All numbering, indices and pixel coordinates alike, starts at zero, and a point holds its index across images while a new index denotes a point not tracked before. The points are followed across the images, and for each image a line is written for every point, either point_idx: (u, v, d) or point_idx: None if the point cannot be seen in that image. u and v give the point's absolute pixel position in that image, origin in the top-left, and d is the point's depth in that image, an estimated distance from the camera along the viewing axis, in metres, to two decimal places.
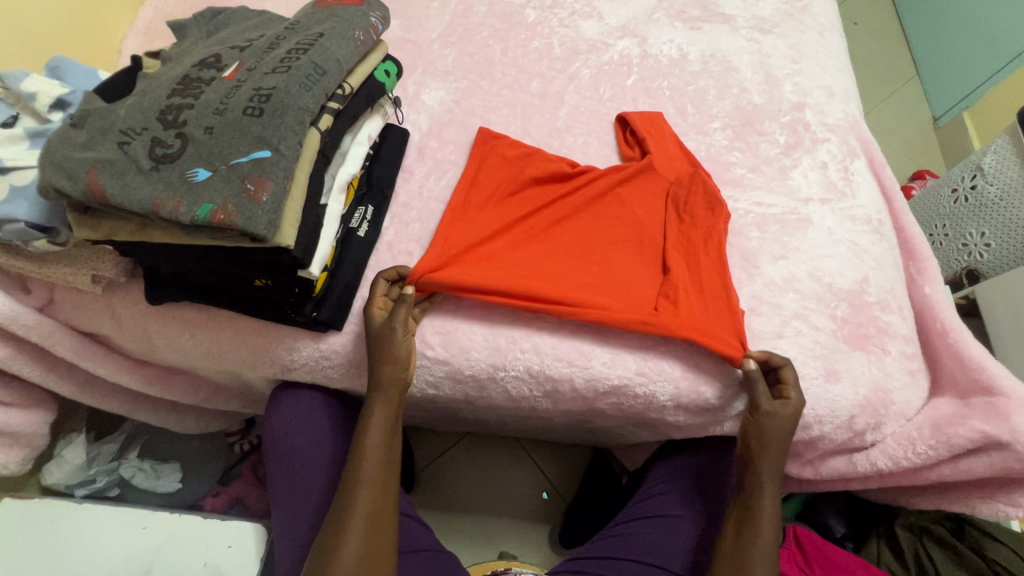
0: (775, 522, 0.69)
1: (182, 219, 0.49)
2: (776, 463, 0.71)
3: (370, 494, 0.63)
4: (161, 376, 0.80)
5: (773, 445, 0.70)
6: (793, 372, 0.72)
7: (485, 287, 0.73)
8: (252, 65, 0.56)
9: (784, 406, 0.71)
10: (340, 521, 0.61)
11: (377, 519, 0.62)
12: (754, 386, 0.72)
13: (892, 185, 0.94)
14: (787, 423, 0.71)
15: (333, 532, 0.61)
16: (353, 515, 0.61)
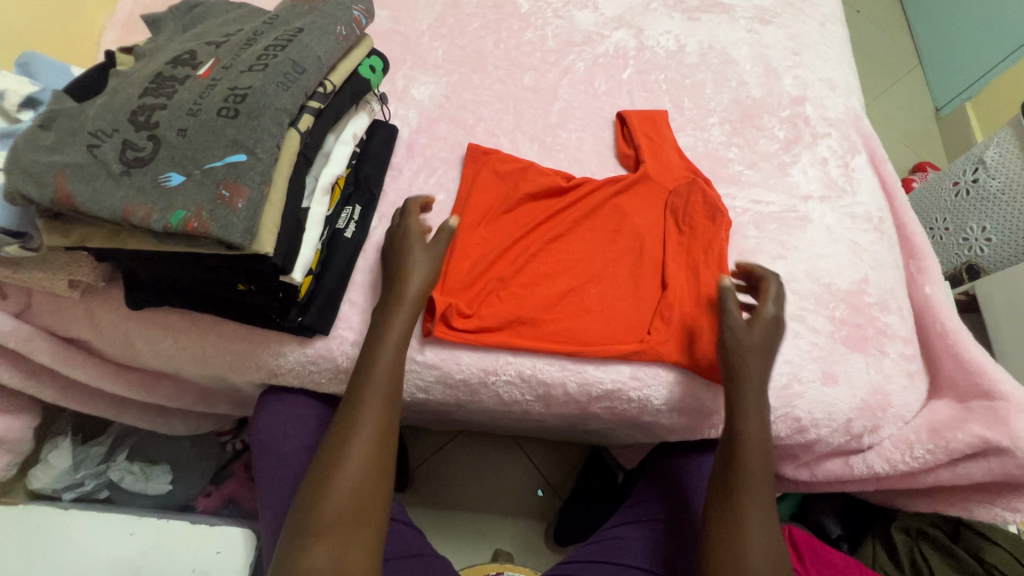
0: (764, 442, 0.66)
1: (155, 227, 0.47)
2: (759, 390, 0.68)
3: (369, 434, 0.59)
4: (146, 380, 0.78)
5: (750, 364, 0.68)
6: (774, 286, 0.73)
7: (484, 322, 0.73)
8: (228, 62, 0.54)
9: (760, 318, 0.71)
10: (332, 458, 0.58)
11: (374, 458, 0.59)
12: (725, 304, 0.71)
13: (893, 182, 0.92)
14: (761, 336, 0.70)
15: (326, 466, 0.58)
16: (348, 451, 0.58)
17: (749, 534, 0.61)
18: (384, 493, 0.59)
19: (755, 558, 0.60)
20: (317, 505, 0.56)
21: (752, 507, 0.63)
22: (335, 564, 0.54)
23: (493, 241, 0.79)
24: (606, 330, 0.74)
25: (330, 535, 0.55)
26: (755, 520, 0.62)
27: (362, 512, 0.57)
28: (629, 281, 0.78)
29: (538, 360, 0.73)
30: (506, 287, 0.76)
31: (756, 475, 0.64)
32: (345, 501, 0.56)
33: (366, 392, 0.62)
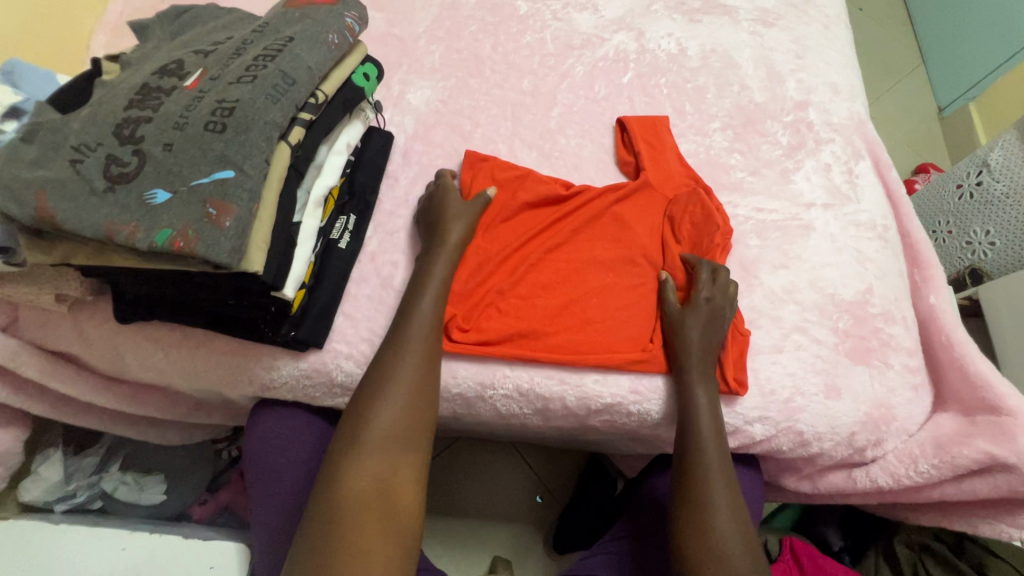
0: (716, 430, 0.67)
1: (140, 246, 0.45)
2: (702, 370, 0.70)
3: (414, 365, 0.65)
4: (135, 394, 0.77)
5: (693, 349, 0.70)
6: (706, 269, 0.75)
7: (484, 338, 0.71)
8: (216, 73, 0.52)
9: (694, 302, 0.73)
10: (381, 384, 0.63)
11: (421, 386, 0.64)
12: (666, 295, 0.76)
13: (897, 188, 0.91)
14: (702, 320, 0.71)
15: (377, 389, 0.63)
16: (397, 378, 0.64)
17: (716, 506, 0.63)
18: (428, 419, 0.64)
19: (720, 523, 0.63)
20: (369, 424, 0.61)
21: (716, 482, 0.65)
22: (383, 479, 0.59)
23: (491, 250, 0.78)
24: (605, 340, 0.73)
25: (380, 450, 0.60)
26: (723, 498, 0.64)
27: (408, 434, 0.62)
28: (629, 290, 0.77)
29: (536, 373, 0.72)
30: (506, 299, 0.75)
31: (713, 451, 0.66)
32: (392, 423, 0.62)
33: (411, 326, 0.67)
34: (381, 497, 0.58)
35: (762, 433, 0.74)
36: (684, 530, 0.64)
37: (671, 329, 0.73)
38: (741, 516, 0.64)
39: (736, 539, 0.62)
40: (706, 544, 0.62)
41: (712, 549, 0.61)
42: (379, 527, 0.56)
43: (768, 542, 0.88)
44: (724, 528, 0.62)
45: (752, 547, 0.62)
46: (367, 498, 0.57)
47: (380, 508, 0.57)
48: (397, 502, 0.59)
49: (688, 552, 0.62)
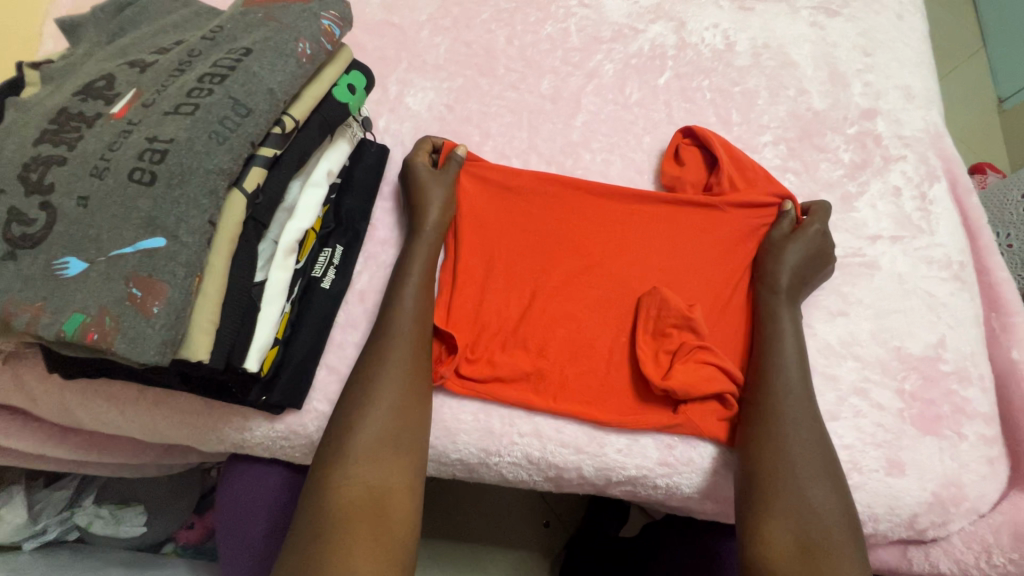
0: (800, 354, 0.61)
1: (44, 336, 0.35)
2: (790, 296, 0.65)
3: (402, 362, 0.58)
4: (97, 442, 0.68)
5: (782, 276, 0.65)
6: (822, 206, 0.69)
7: (488, 377, 0.61)
8: (152, 97, 0.41)
9: (803, 231, 0.67)
10: (369, 390, 0.56)
11: (409, 389, 0.57)
12: (780, 223, 0.69)
13: (977, 217, 0.77)
14: (807, 250, 0.65)
15: (364, 392, 0.56)
16: (381, 386, 0.56)
17: (788, 431, 0.57)
18: (422, 422, 0.57)
19: (790, 454, 0.57)
20: (353, 433, 0.54)
21: (791, 415, 0.58)
22: (375, 489, 0.53)
23: (503, 268, 0.67)
24: (634, 389, 0.63)
25: (369, 459, 0.54)
26: (804, 442, 0.57)
27: (404, 434, 0.56)
28: (668, 328, 0.63)
29: (550, 439, 0.61)
30: (519, 330, 0.64)
31: (792, 379, 0.60)
32: (380, 431, 0.55)
33: (398, 330, 0.59)
34: (373, 509, 0.52)
35: None
36: (759, 463, 0.57)
37: (767, 254, 0.68)
38: (818, 435, 0.58)
39: (814, 461, 0.56)
40: (779, 462, 0.56)
41: (786, 470, 0.56)
42: (373, 535, 0.50)
43: None
44: (793, 457, 0.56)
45: (837, 488, 0.56)
46: (359, 509, 0.51)
47: (373, 519, 0.51)
48: (393, 511, 0.53)
49: (764, 486, 0.56)
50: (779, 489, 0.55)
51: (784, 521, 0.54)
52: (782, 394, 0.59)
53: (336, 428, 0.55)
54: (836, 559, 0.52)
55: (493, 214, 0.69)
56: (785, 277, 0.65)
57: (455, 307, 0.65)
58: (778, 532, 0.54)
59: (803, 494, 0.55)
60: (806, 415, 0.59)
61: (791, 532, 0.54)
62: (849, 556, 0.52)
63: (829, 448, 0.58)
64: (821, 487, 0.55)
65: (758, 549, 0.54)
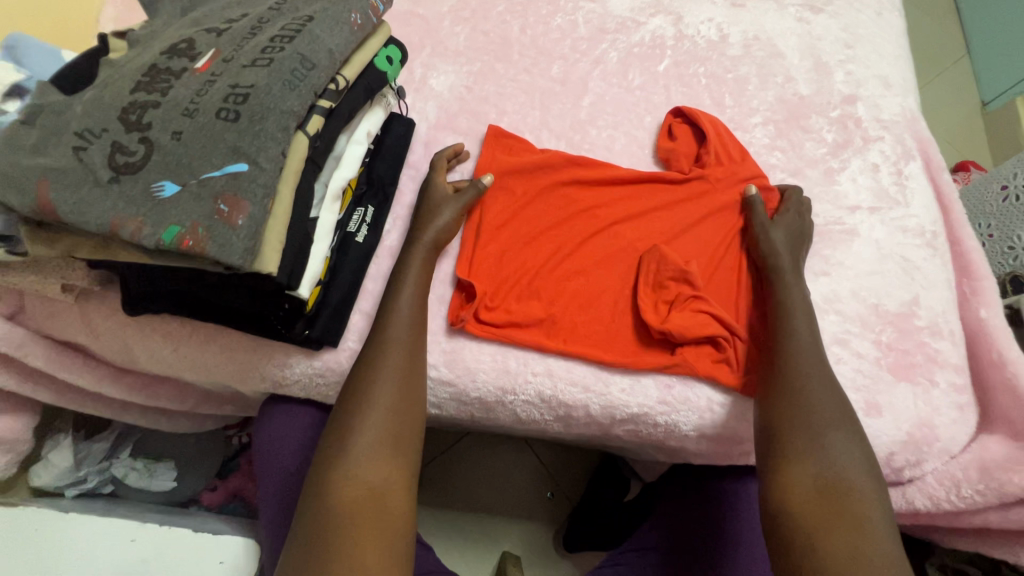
0: (801, 304, 0.68)
1: (146, 244, 0.42)
2: (794, 274, 0.70)
3: (398, 366, 0.60)
4: (145, 385, 0.75)
5: (783, 258, 0.70)
6: (796, 194, 0.76)
7: (506, 322, 0.68)
8: (230, 54, 0.48)
9: (783, 217, 0.73)
10: (366, 391, 0.58)
11: (406, 392, 0.60)
12: (754, 209, 0.75)
13: (949, 192, 0.85)
14: (789, 233, 0.72)
15: (362, 396, 0.58)
16: (378, 390, 0.58)
17: (806, 383, 0.62)
18: (416, 425, 0.59)
19: (809, 412, 0.60)
20: (353, 434, 0.56)
21: (809, 375, 0.63)
22: (376, 488, 0.54)
23: (518, 228, 0.74)
24: (636, 334, 0.70)
25: (369, 458, 0.55)
26: (819, 392, 0.61)
27: (402, 435, 0.58)
28: (666, 281, 0.70)
29: (561, 378, 0.68)
30: (533, 282, 0.71)
31: (807, 350, 0.64)
32: (380, 431, 0.57)
33: (394, 334, 0.62)
34: (375, 507, 0.53)
35: None
36: (778, 411, 0.62)
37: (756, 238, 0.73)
38: (839, 402, 0.61)
39: (832, 412, 0.60)
40: (797, 414, 0.60)
41: (807, 417, 0.60)
42: (377, 531, 0.51)
43: None
44: (814, 417, 0.60)
45: (857, 437, 0.60)
46: (359, 506, 0.53)
47: (375, 516, 0.52)
48: (394, 508, 0.54)
49: (786, 434, 0.60)
50: (797, 438, 0.59)
51: (804, 469, 0.57)
52: (778, 337, 0.66)
53: (338, 431, 0.57)
54: (856, 498, 0.55)
55: (508, 178, 0.75)
56: (774, 250, 0.71)
57: (475, 260, 0.71)
58: (799, 478, 0.57)
59: (821, 438, 0.59)
60: (820, 370, 0.63)
61: (812, 476, 0.56)
62: (871, 497, 0.55)
63: (849, 413, 0.61)
64: (841, 439, 0.59)
65: (781, 494, 0.57)
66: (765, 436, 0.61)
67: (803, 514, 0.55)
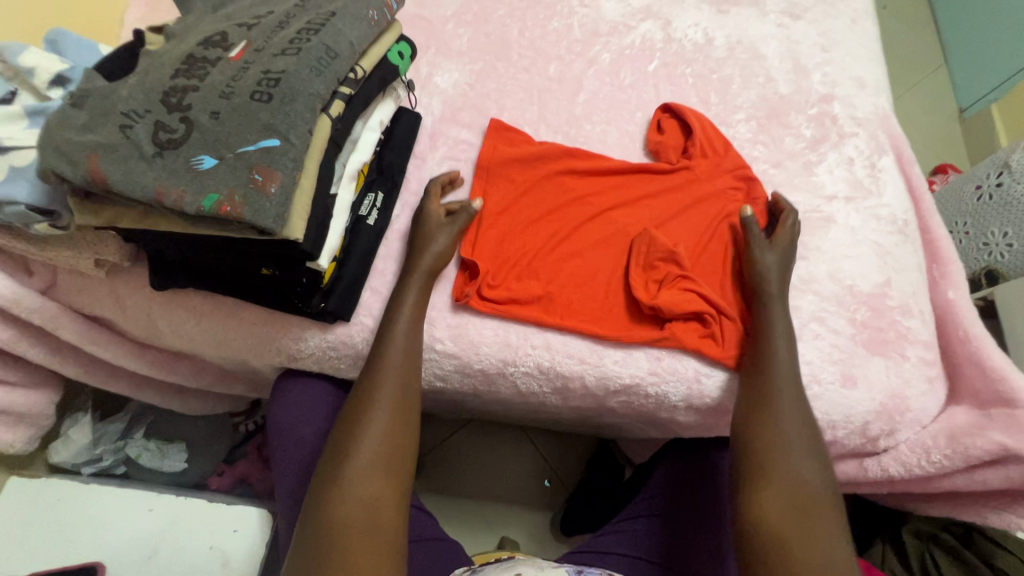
0: (782, 289, 0.73)
1: (188, 210, 0.47)
2: (782, 297, 0.72)
3: (393, 389, 0.63)
4: (165, 361, 0.79)
5: (772, 277, 0.73)
6: (792, 217, 0.78)
7: (507, 298, 0.72)
8: (260, 45, 0.54)
9: (777, 240, 0.76)
10: (362, 412, 0.61)
11: (400, 414, 0.62)
12: (750, 228, 0.77)
13: (919, 184, 0.91)
14: (780, 254, 0.75)
15: (359, 417, 0.61)
16: (374, 411, 0.61)
17: (781, 403, 0.65)
18: (410, 446, 0.61)
19: (783, 435, 0.63)
20: (348, 455, 0.58)
21: (785, 395, 0.65)
22: (369, 506, 0.56)
23: (518, 213, 0.79)
24: (627, 311, 0.75)
25: (363, 477, 0.57)
26: (793, 413, 0.64)
27: (393, 459, 0.59)
28: (656, 262, 0.76)
29: (559, 351, 0.72)
30: (532, 263, 0.76)
31: (783, 376, 0.67)
32: (375, 451, 0.59)
33: (387, 359, 0.64)
34: (368, 526, 0.54)
35: None
36: (755, 430, 0.64)
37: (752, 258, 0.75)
38: (807, 421, 0.64)
39: (805, 436, 0.63)
40: (772, 436, 0.63)
41: (782, 437, 0.62)
42: (369, 551, 0.53)
43: None
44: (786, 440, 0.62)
45: (823, 459, 0.62)
46: (353, 524, 0.54)
47: (368, 535, 0.54)
48: (385, 527, 0.55)
49: (761, 454, 0.62)
50: (771, 457, 0.61)
51: (776, 491, 0.59)
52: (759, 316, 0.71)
53: (334, 452, 0.59)
54: (824, 520, 0.57)
55: (509, 167, 0.80)
56: (763, 266, 0.74)
57: (478, 242, 0.76)
58: (770, 498, 0.59)
59: (794, 460, 0.61)
60: (795, 390, 0.66)
61: (785, 497, 0.58)
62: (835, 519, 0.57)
63: (816, 433, 0.64)
64: (812, 459, 0.61)
65: (752, 516, 0.59)
66: (742, 457, 0.63)
67: (776, 536, 0.56)
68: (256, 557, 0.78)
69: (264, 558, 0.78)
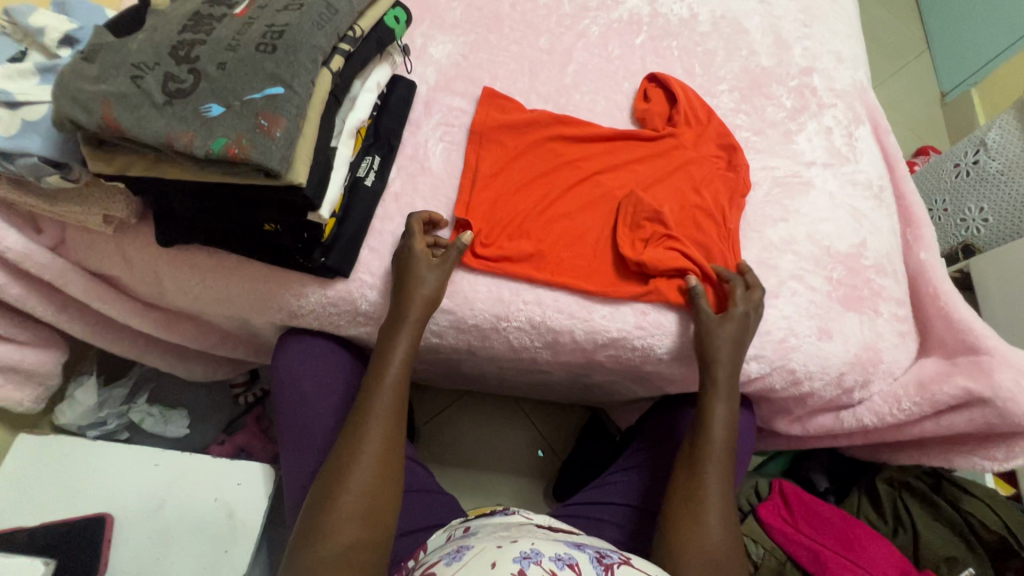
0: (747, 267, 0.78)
1: (197, 153, 0.50)
2: (727, 387, 0.72)
3: (378, 438, 0.64)
4: (171, 321, 0.82)
5: (725, 349, 0.72)
6: (757, 294, 0.75)
7: (500, 254, 0.76)
8: (264, 3, 0.57)
9: (731, 313, 0.72)
10: (347, 463, 0.62)
11: (386, 464, 0.63)
12: (697, 303, 0.74)
13: (895, 153, 0.95)
14: (734, 330, 0.72)
15: (344, 465, 0.62)
16: (360, 461, 0.62)
17: (708, 477, 0.68)
18: (393, 497, 0.63)
19: (709, 521, 0.65)
20: (329, 507, 0.59)
21: (714, 468, 0.69)
22: (344, 558, 0.57)
23: (510, 176, 0.82)
24: (615, 269, 0.78)
25: (341, 528, 0.58)
26: (716, 486, 0.68)
27: (373, 513, 0.61)
28: (642, 222, 0.79)
29: (549, 306, 0.76)
30: (524, 223, 0.79)
31: (716, 463, 0.69)
32: (356, 501, 0.60)
33: (372, 414, 0.65)
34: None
35: (757, 370, 0.79)
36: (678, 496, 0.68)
37: (701, 338, 0.73)
38: (730, 510, 0.67)
39: (723, 517, 0.66)
40: (694, 511, 0.66)
41: (701, 514, 0.66)
42: None
43: (759, 484, 0.95)
44: (713, 532, 0.65)
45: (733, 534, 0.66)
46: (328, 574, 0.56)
47: None
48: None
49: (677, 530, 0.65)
50: (689, 529, 0.65)
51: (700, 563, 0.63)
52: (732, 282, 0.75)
53: (320, 498, 0.60)
54: None
55: (501, 131, 0.83)
56: (714, 346, 0.72)
57: (472, 201, 0.79)
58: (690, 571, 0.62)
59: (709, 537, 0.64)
60: (724, 463, 0.70)
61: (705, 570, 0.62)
62: None
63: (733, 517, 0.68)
64: (724, 534, 0.65)
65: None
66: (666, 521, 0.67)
67: None
68: (259, 509, 0.80)
69: (267, 510, 0.81)
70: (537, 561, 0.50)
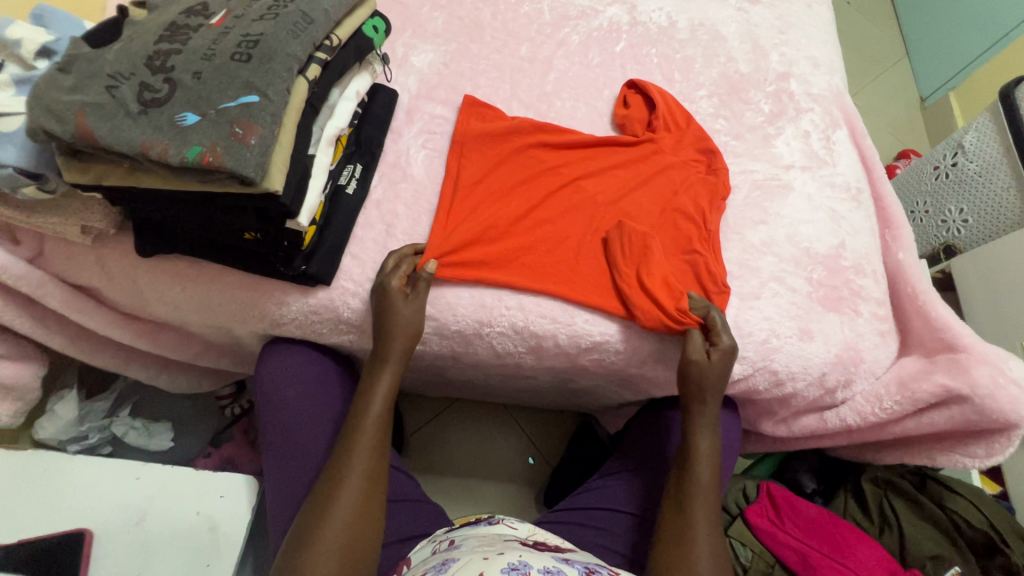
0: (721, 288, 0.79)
1: (172, 162, 0.50)
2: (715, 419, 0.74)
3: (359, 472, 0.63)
4: (151, 332, 0.82)
5: (714, 387, 0.72)
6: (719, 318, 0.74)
7: (481, 260, 0.76)
8: (240, 14, 0.58)
9: (717, 347, 0.72)
10: (329, 501, 0.61)
11: (368, 501, 0.63)
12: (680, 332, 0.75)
13: (871, 155, 0.96)
14: (722, 366, 0.72)
15: (325, 501, 0.61)
16: (342, 496, 0.61)
17: (694, 519, 0.67)
18: (373, 535, 0.61)
19: (701, 558, 0.64)
20: (309, 545, 0.58)
21: (699, 508, 0.68)
22: None
23: (490, 183, 0.82)
24: (596, 275, 0.78)
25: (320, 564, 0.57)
26: (707, 529, 0.67)
27: (355, 546, 0.59)
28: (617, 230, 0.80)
29: (530, 311, 0.76)
30: (505, 230, 0.79)
31: (703, 507, 0.68)
32: (337, 539, 0.59)
33: (357, 445, 0.65)
34: None
35: (740, 372, 0.79)
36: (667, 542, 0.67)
37: (693, 377, 0.73)
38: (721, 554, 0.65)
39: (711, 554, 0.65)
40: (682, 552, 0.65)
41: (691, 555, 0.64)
42: None
43: (747, 485, 0.94)
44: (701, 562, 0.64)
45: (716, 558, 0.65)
46: None
47: None
48: None
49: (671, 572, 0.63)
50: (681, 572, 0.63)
51: None
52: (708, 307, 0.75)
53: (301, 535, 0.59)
54: None
55: (480, 138, 0.84)
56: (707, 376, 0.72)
57: (452, 208, 0.79)
58: None
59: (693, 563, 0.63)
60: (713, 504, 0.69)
61: None
62: None
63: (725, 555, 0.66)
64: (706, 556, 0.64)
65: None
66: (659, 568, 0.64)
67: None
68: (242, 521, 0.79)
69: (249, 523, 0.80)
70: (525, 572, 0.49)
